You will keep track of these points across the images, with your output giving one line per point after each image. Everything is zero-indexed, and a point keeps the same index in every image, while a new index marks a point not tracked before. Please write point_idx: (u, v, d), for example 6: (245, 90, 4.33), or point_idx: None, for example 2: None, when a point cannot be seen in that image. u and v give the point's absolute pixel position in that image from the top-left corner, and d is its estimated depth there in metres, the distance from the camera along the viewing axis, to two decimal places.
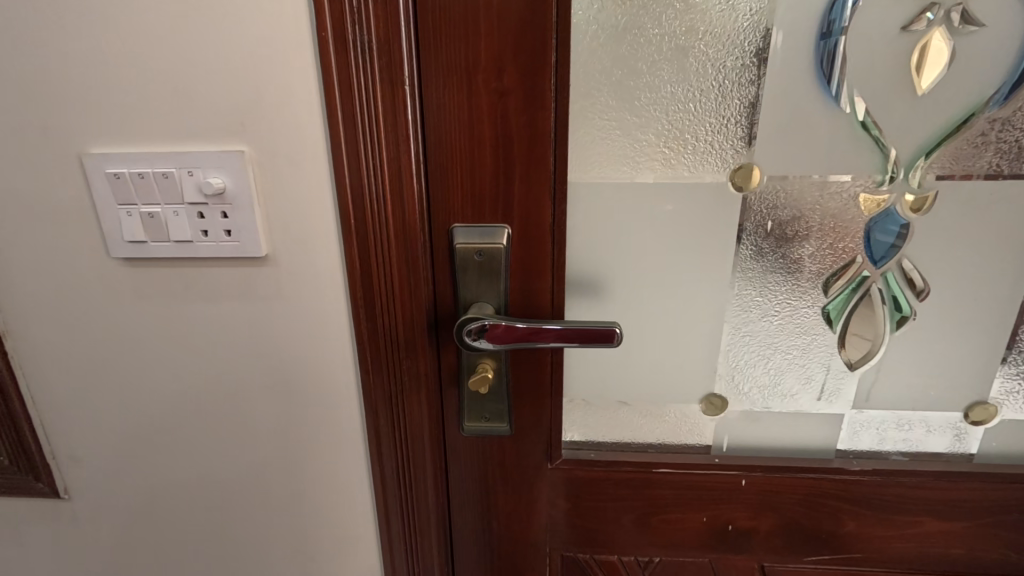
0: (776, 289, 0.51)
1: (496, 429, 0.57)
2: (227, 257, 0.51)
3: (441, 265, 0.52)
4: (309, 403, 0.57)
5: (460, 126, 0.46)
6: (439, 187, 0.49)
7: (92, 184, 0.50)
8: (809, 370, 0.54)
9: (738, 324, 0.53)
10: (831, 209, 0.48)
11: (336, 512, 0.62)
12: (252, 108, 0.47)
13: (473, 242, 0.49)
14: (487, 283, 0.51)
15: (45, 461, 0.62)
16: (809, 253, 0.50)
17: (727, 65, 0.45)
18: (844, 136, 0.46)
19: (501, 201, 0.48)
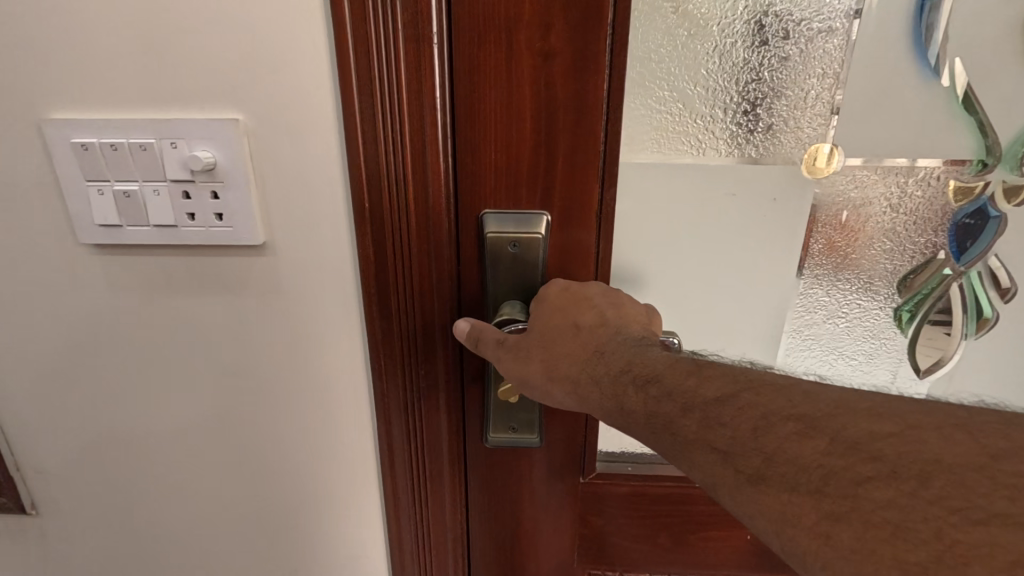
0: (845, 288, 0.46)
1: (525, 441, 0.50)
2: (216, 245, 0.44)
3: (467, 258, 0.45)
4: (315, 410, 0.51)
5: (496, 94, 0.39)
6: (469, 167, 0.42)
7: (55, 156, 0.42)
8: (873, 378, 0.49)
9: (800, 329, 0.47)
10: (915, 197, 0.43)
11: (342, 529, 0.56)
12: (249, 68, 0.39)
13: (507, 231, 0.42)
14: (518, 278, 0.44)
15: (8, 474, 0.54)
16: (887, 252, 0.44)
17: (813, 27, 0.38)
18: (941, 111, 0.41)
19: (540, 184, 0.42)
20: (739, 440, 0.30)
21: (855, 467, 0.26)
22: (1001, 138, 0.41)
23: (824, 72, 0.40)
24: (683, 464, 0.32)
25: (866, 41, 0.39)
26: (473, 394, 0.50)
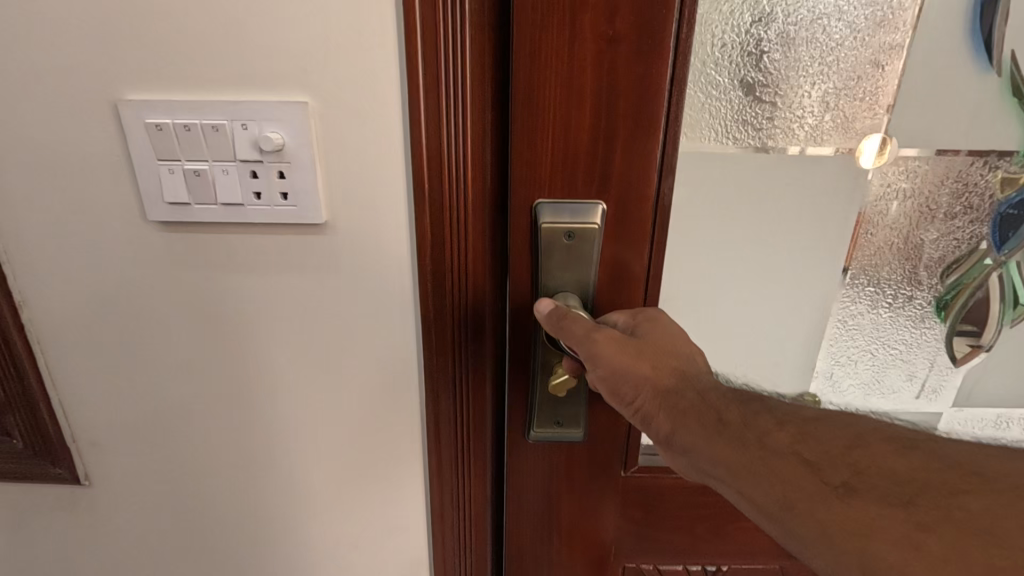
0: (890, 278, 0.48)
1: (568, 434, 0.51)
2: (280, 224, 0.46)
3: (519, 246, 0.45)
4: (365, 387, 0.52)
5: (555, 84, 0.41)
6: (524, 155, 0.43)
7: (129, 135, 0.44)
8: (911, 365, 0.51)
9: (845, 319, 0.49)
10: (962, 188, 0.45)
11: (385, 507, 0.58)
12: (318, 51, 0.41)
13: (563, 221, 0.44)
14: (574, 266, 0.45)
15: (63, 445, 0.56)
16: (931, 245, 0.46)
17: (874, 20, 0.40)
18: (996, 100, 0.42)
19: (597, 174, 0.43)
20: (831, 457, 0.33)
21: (954, 486, 0.30)
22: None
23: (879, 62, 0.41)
24: (756, 480, 0.34)
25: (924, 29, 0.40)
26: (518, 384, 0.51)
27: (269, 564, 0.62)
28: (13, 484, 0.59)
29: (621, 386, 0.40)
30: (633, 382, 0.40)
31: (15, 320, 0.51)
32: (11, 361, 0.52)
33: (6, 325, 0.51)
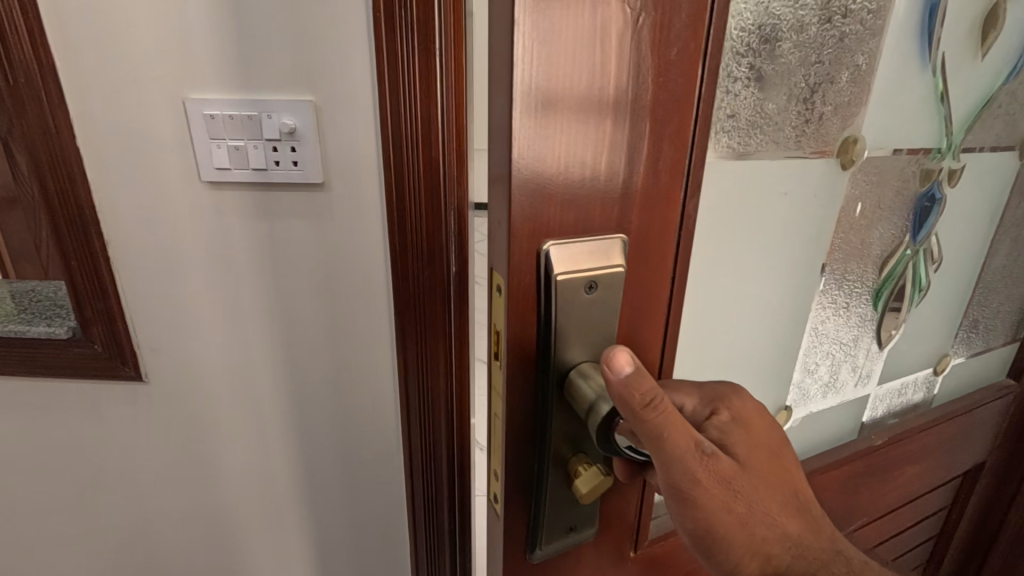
0: (850, 282, 0.66)
1: (574, 524, 0.46)
2: (294, 184, 0.67)
3: (523, 289, 0.36)
4: (350, 302, 0.74)
5: (580, 102, 0.32)
6: (536, 185, 0.33)
7: (191, 121, 0.64)
8: (855, 347, 0.73)
9: (822, 308, 0.66)
10: (893, 204, 0.64)
11: (368, 392, 0.80)
12: (321, 67, 0.62)
13: (584, 267, 0.36)
14: (587, 325, 0.38)
15: (132, 350, 0.77)
16: (879, 235, 0.65)
17: (835, 55, 0.51)
18: (923, 106, 0.60)
19: (615, 206, 0.36)
20: None
21: None
22: (952, 129, 0.64)
23: (833, 60, 0.51)
24: None
25: (871, 37, 0.52)
26: (463, 323, 0.73)
27: (284, 440, 0.84)
28: (90, 381, 0.80)
29: (724, 551, 0.39)
30: (741, 550, 0.39)
31: (103, 254, 0.71)
32: (100, 283, 0.72)
33: (97, 257, 0.71)
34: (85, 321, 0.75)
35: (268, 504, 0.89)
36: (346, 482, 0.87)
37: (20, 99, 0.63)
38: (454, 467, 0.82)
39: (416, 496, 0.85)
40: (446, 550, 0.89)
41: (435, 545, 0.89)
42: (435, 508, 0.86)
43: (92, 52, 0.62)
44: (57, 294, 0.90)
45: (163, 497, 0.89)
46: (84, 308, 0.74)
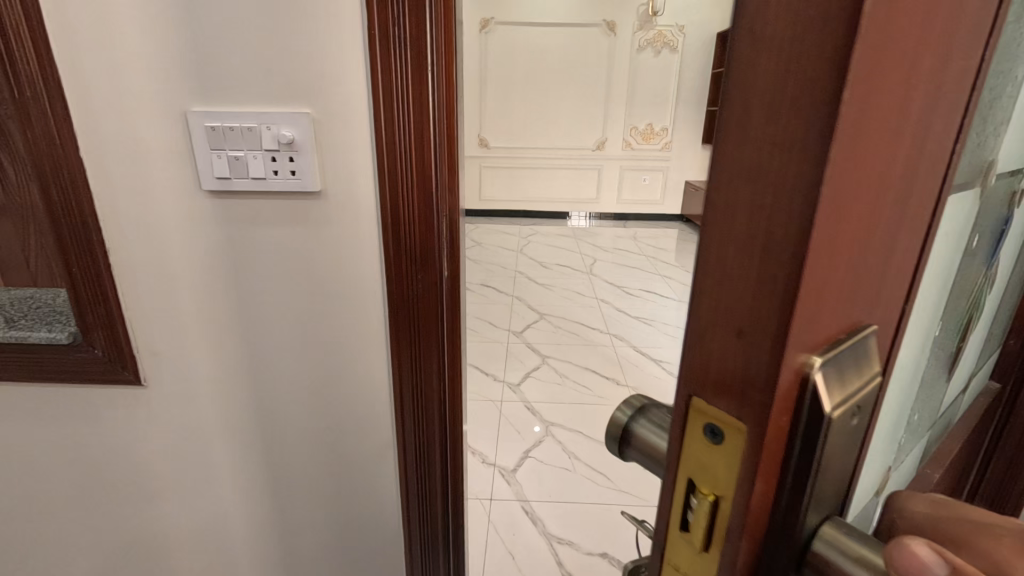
0: (941, 328, 0.42)
1: None
2: (292, 192, 0.70)
3: (777, 442, 0.21)
4: (347, 307, 0.76)
5: (882, 135, 0.19)
6: (822, 275, 0.19)
7: (192, 132, 0.67)
8: (927, 409, 0.50)
9: (917, 368, 0.41)
10: (987, 223, 0.42)
11: (362, 395, 0.82)
12: (317, 81, 0.65)
13: (851, 387, 0.23)
14: (839, 466, 0.25)
15: (133, 354, 0.79)
16: (969, 265, 0.42)
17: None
18: None
19: (872, 289, 0.24)
20: None
21: None
22: None
23: (1008, 65, 0.30)
24: None
25: None
26: (455, 320, 0.78)
27: (279, 440, 0.86)
28: (91, 385, 0.82)
29: None
30: None
31: (106, 261, 0.73)
32: (101, 290, 0.74)
33: (99, 264, 0.73)
34: (86, 326, 0.76)
35: (265, 503, 0.91)
36: (337, 481, 0.89)
37: (25, 112, 0.65)
38: (447, 458, 0.86)
39: (409, 493, 0.87)
40: (440, 542, 0.91)
41: (429, 539, 0.91)
42: (430, 503, 0.88)
43: (98, 68, 0.65)
44: (58, 300, 0.92)
45: (163, 497, 0.91)
46: (85, 315, 0.76)
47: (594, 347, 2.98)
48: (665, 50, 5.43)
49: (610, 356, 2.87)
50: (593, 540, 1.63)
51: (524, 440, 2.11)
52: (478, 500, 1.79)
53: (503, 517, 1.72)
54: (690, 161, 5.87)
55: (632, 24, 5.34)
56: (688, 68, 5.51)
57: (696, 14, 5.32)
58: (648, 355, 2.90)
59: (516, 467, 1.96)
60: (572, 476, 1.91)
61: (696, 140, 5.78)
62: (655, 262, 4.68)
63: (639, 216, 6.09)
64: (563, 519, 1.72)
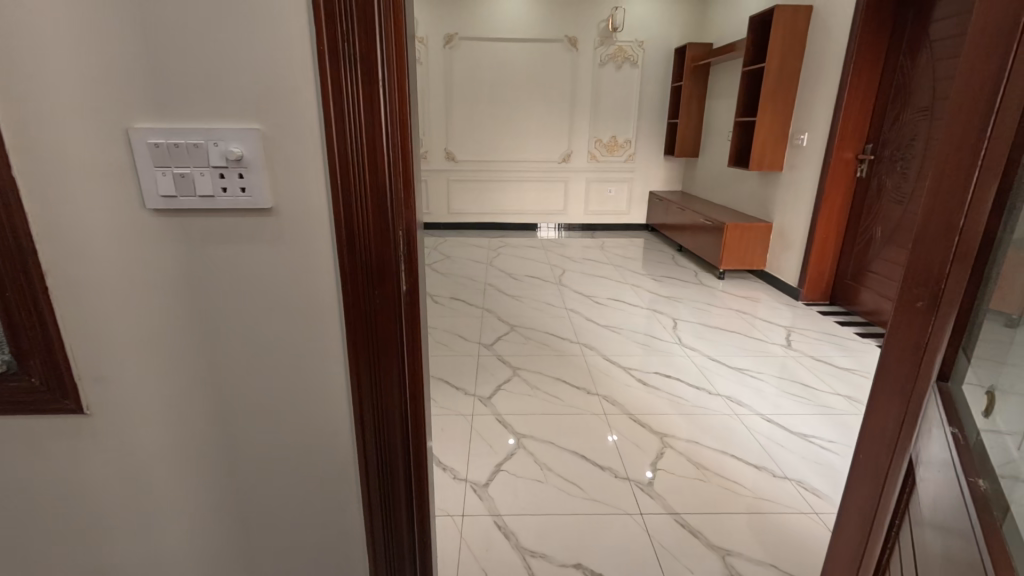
0: None
1: None
2: (242, 210, 0.69)
3: None
4: (302, 326, 0.75)
5: None
6: None
7: (134, 149, 0.65)
8: None
9: None
10: None
11: (320, 416, 0.80)
12: (266, 97, 0.64)
13: None
14: None
15: (74, 382, 0.75)
16: None
17: None
18: None
19: None
20: None
21: None
22: None
23: None
24: None
25: None
26: (414, 335, 0.78)
27: (236, 464, 0.83)
28: (27, 415, 0.77)
29: None
30: None
31: (42, 284, 0.69)
32: (37, 314, 0.70)
33: (34, 288, 0.69)
34: (20, 354, 0.72)
35: (223, 532, 0.87)
36: (297, 503, 0.86)
37: None
38: (411, 475, 0.85)
39: (374, 514, 0.85)
40: (408, 563, 0.90)
41: (396, 562, 0.89)
42: (395, 524, 0.86)
43: (29, 82, 0.62)
44: None
45: (110, 532, 0.86)
46: (20, 342, 0.72)
47: (564, 357, 2.99)
48: (626, 65, 5.59)
49: (580, 365, 2.89)
50: (567, 552, 1.63)
51: (495, 453, 2.10)
52: (450, 516, 1.76)
53: (475, 533, 1.69)
54: (653, 172, 6.02)
55: (593, 39, 5.48)
56: (648, 82, 5.67)
57: (654, 30, 5.50)
58: (617, 363, 2.93)
59: (488, 481, 1.94)
60: (545, 488, 1.90)
61: (658, 150, 5.94)
62: (622, 271, 4.75)
63: (606, 226, 6.19)
64: (537, 532, 1.71)
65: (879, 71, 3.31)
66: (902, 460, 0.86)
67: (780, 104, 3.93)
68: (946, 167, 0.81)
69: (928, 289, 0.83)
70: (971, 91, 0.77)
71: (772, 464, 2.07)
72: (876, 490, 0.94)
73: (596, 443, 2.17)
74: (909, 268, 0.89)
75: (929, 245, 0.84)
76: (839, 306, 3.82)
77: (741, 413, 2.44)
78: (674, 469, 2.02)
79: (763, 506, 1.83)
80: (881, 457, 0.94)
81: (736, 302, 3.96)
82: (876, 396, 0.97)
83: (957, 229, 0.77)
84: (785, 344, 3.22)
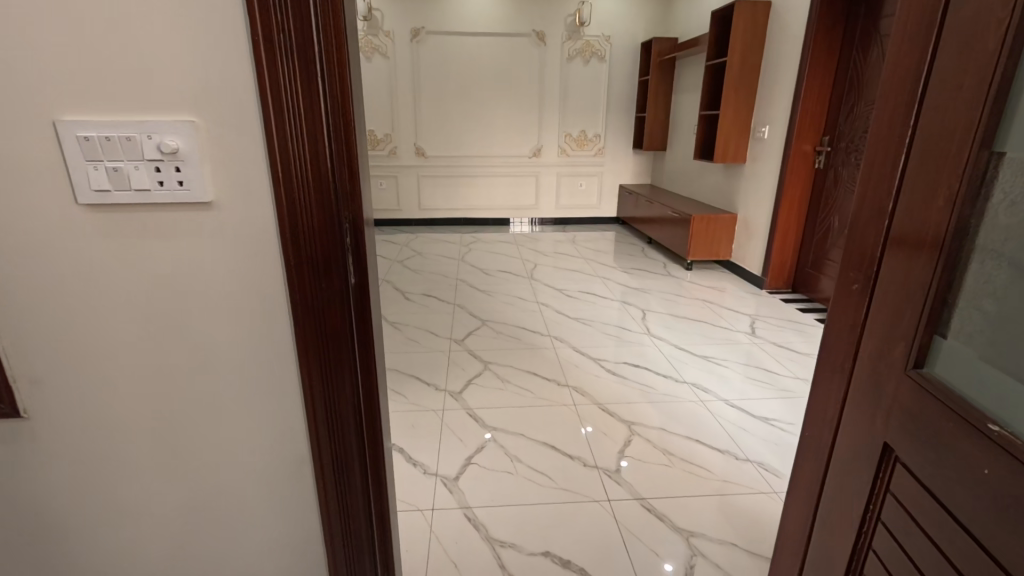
0: None
1: None
2: (180, 204, 0.68)
3: None
4: (249, 322, 0.74)
5: None
6: None
7: (62, 142, 0.63)
8: None
9: None
10: None
11: (274, 412, 0.80)
12: (201, 88, 0.63)
13: None
14: None
15: (8, 385, 0.73)
16: None
17: None
18: None
19: None
20: None
21: None
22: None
23: None
24: None
25: None
26: (366, 328, 0.77)
27: (190, 464, 0.82)
28: None
29: None
30: None
31: None
32: None
33: None
34: None
35: (175, 535, 0.86)
36: (255, 502, 0.85)
37: None
38: (368, 469, 0.84)
39: (331, 509, 0.85)
40: (367, 557, 0.89)
41: (355, 557, 0.89)
42: (352, 518, 0.86)
43: None
44: None
45: (54, 540, 0.83)
46: None
47: (535, 350, 3.01)
48: (594, 59, 5.63)
49: (550, 358, 2.91)
50: (535, 541, 1.65)
51: (466, 447, 2.10)
52: (421, 512, 1.76)
53: (446, 528, 1.70)
54: (623, 166, 6.08)
55: (561, 34, 5.50)
56: (615, 77, 5.72)
57: (620, 23, 5.54)
58: (587, 355, 2.97)
59: (458, 474, 1.95)
60: (515, 480, 1.92)
61: (626, 144, 6.01)
62: (593, 264, 4.81)
63: (578, 220, 6.24)
64: (507, 522, 1.72)
65: (835, 64, 3.42)
66: (845, 434, 0.90)
67: (743, 96, 4.01)
68: (876, 157, 0.85)
69: (862, 273, 0.87)
70: (900, 78, 0.79)
71: (735, 447, 2.13)
72: (820, 466, 0.99)
73: (565, 433, 2.20)
74: (844, 253, 0.93)
75: (864, 227, 0.87)
76: (800, 294, 3.94)
77: (707, 399, 2.51)
78: (641, 456, 2.06)
79: (727, 487, 1.89)
80: (824, 433, 0.98)
81: (702, 293, 4.05)
82: (819, 377, 1.01)
83: (889, 211, 0.80)
84: (749, 332, 3.31)
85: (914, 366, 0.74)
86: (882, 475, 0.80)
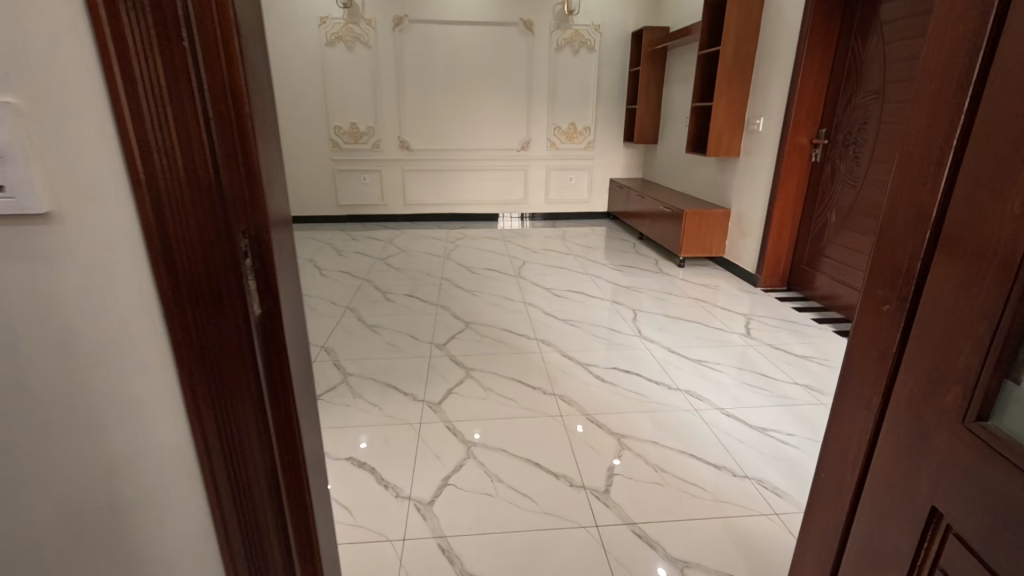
0: None
1: None
2: (7, 218, 0.50)
3: None
4: (112, 369, 0.56)
5: None
6: None
7: None
8: None
9: None
10: None
11: (160, 480, 0.62)
12: (19, 58, 0.46)
13: None
14: None
15: None
16: None
17: None
18: None
19: None
20: None
21: None
22: None
23: None
24: None
25: None
26: (279, 372, 0.61)
27: (42, 555, 0.63)
28: None
29: None
30: None
31: None
32: None
33: None
34: None
35: None
36: None
37: None
38: (290, 539, 0.68)
39: None
40: None
41: None
42: None
43: None
44: None
45: None
46: None
47: (521, 355, 2.86)
48: (583, 49, 5.45)
49: (536, 363, 2.76)
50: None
51: (442, 465, 1.95)
52: (390, 542, 1.60)
53: (416, 561, 1.54)
54: (613, 159, 5.92)
55: (549, 23, 5.31)
56: (605, 67, 5.55)
57: (610, 11, 5.35)
58: (576, 360, 2.81)
59: (433, 498, 1.79)
60: (494, 503, 1.76)
61: (617, 137, 5.84)
62: (583, 261, 4.65)
63: (568, 215, 6.07)
64: (485, 553, 1.57)
65: (832, 53, 3.28)
66: (875, 486, 0.75)
67: (736, 87, 3.85)
68: (913, 150, 0.70)
69: (894, 290, 0.72)
70: (947, 52, 0.64)
71: (731, 462, 1.99)
72: (839, 515, 0.84)
73: (550, 448, 2.05)
74: (872, 265, 0.78)
75: (897, 235, 0.72)
76: (796, 292, 3.82)
77: (701, 408, 2.36)
78: (631, 473, 1.92)
79: (724, 509, 1.75)
80: (843, 477, 0.84)
81: (695, 291, 3.91)
82: (838, 411, 0.86)
83: (933, 221, 0.66)
84: (744, 334, 3.17)
85: (974, 419, 0.59)
86: (927, 544, 0.65)
